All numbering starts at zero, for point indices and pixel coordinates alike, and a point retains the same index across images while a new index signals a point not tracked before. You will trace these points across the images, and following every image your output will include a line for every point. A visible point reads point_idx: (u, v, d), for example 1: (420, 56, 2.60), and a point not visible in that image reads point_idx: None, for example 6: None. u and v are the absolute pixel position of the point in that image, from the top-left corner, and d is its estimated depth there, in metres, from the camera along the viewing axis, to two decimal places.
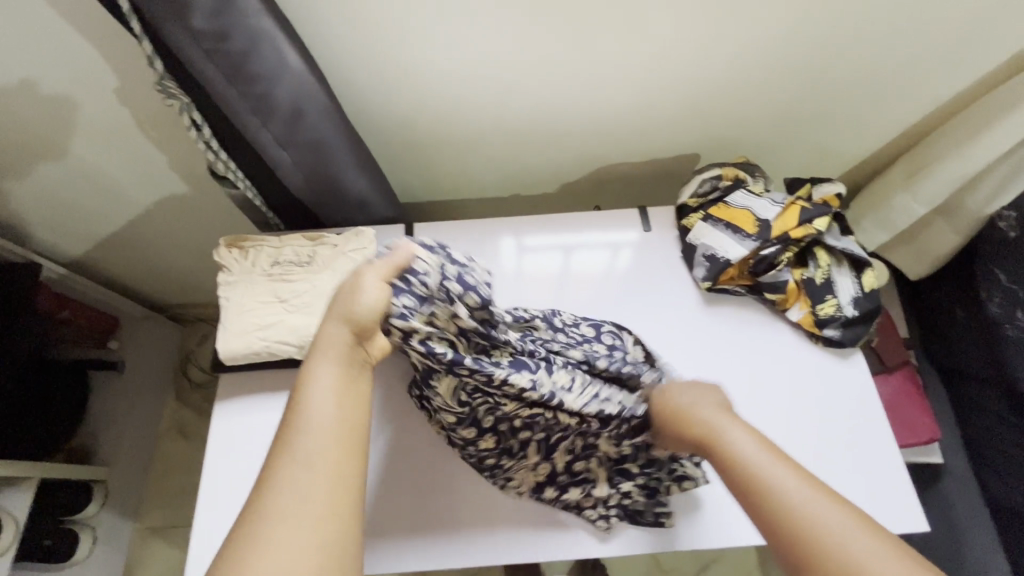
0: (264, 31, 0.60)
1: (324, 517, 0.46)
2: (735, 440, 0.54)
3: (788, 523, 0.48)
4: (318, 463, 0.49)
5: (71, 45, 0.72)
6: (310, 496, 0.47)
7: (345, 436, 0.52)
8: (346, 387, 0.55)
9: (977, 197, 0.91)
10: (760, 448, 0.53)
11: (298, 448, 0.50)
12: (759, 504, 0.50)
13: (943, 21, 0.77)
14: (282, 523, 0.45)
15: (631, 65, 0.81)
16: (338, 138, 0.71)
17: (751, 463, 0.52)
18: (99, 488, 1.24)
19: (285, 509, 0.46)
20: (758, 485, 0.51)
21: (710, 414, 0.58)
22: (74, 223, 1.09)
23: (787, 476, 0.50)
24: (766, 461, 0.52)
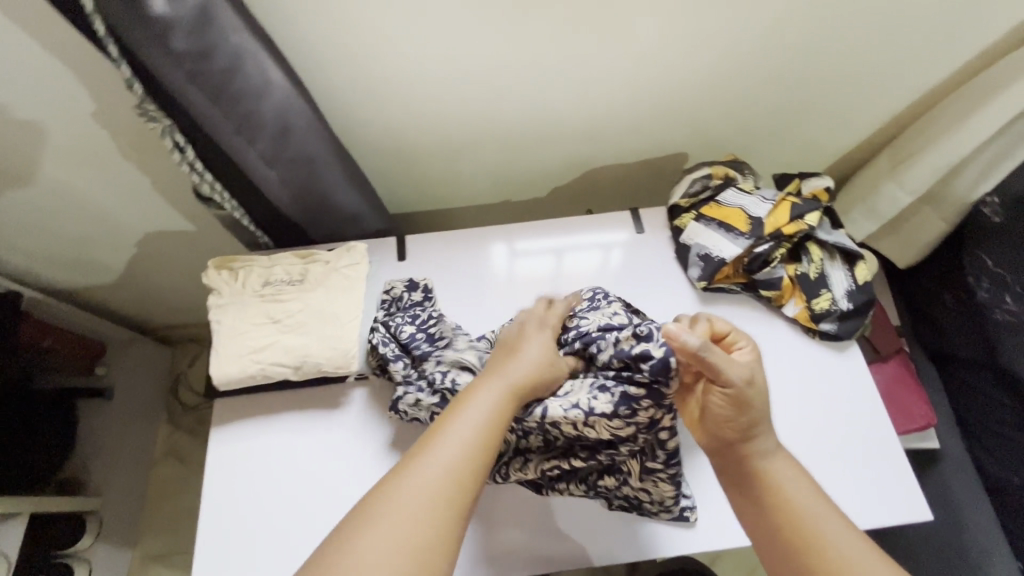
0: (246, 49, 0.59)
1: (449, 507, 0.46)
2: (788, 482, 0.56)
3: (832, 575, 0.50)
4: (464, 455, 0.49)
5: (46, 68, 0.70)
6: (448, 482, 0.47)
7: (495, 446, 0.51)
8: (505, 404, 0.55)
9: (962, 184, 0.93)
10: (811, 492, 0.55)
11: (451, 433, 0.50)
12: (797, 544, 0.53)
13: (922, 13, 0.78)
14: (411, 498, 0.46)
15: (618, 67, 0.81)
16: (325, 152, 0.70)
17: (801, 505, 0.54)
18: (92, 520, 1.21)
19: (421, 490, 0.46)
20: (801, 528, 0.53)
21: (771, 448, 0.58)
22: (52, 249, 1.06)
23: (831, 523, 0.53)
24: (819, 507, 0.54)
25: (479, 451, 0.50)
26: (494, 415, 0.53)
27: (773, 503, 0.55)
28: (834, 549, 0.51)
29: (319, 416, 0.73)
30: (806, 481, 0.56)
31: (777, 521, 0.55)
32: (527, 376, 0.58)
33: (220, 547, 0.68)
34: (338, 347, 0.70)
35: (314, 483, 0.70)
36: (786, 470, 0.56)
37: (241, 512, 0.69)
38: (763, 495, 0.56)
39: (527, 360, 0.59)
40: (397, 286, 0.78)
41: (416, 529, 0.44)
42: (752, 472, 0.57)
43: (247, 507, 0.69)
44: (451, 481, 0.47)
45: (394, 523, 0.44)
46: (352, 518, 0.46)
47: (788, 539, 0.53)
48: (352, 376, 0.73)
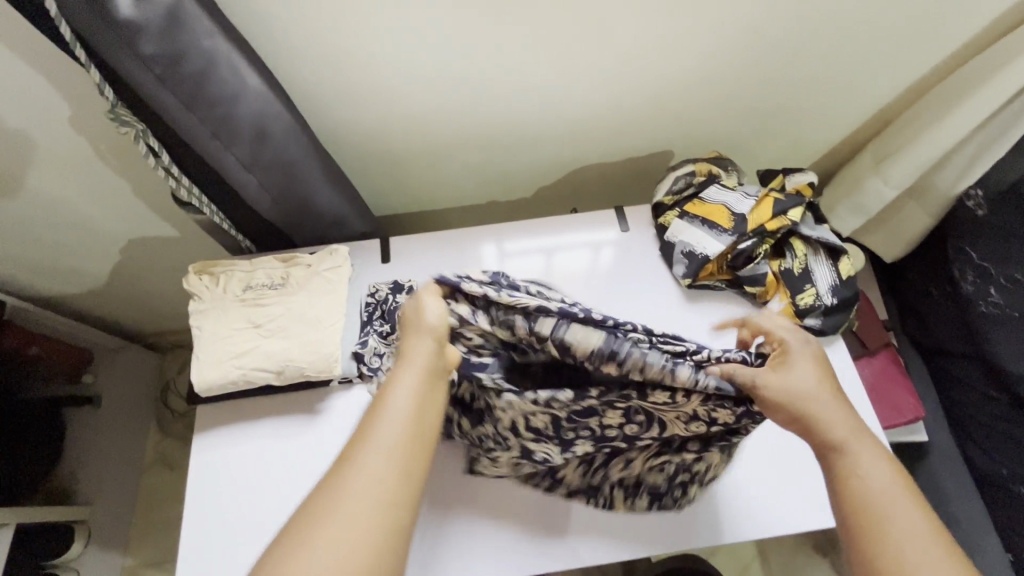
0: (219, 52, 0.58)
1: (391, 510, 0.45)
2: (867, 474, 0.51)
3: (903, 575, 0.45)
4: (392, 457, 0.48)
5: (22, 77, 0.70)
6: (381, 488, 0.46)
7: (424, 439, 0.50)
8: (425, 390, 0.53)
9: (945, 177, 0.93)
10: (892, 486, 0.50)
11: (374, 437, 0.49)
12: (870, 540, 0.48)
13: (899, 10, 0.79)
14: (349, 514, 0.44)
15: (599, 67, 0.81)
16: (305, 155, 0.70)
17: (878, 495, 0.49)
18: (81, 528, 1.21)
19: (355, 506, 0.45)
20: (876, 524, 0.48)
21: (846, 437, 0.52)
22: (35, 258, 1.05)
23: (911, 521, 0.48)
24: (896, 500, 0.49)
25: (406, 449, 0.49)
26: (411, 405, 0.51)
27: (847, 491, 0.50)
28: (910, 548, 0.46)
29: (305, 421, 0.72)
30: (889, 474, 0.51)
31: (847, 512, 0.50)
32: (433, 352, 0.55)
33: (203, 551, 0.67)
34: (321, 351, 0.69)
35: (299, 487, 0.69)
36: (867, 459, 0.51)
37: (226, 518, 0.68)
38: (836, 486, 0.51)
39: (428, 330, 0.55)
40: (382, 286, 0.78)
41: (358, 543, 0.43)
42: (827, 461, 0.53)
43: (229, 510, 0.69)
44: (384, 486, 0.46)
45: (333, 544, 0.42)
46: (284, 542, 0.43)
47: (855, 530, 0.49)
48: (336, 380, 0.72)
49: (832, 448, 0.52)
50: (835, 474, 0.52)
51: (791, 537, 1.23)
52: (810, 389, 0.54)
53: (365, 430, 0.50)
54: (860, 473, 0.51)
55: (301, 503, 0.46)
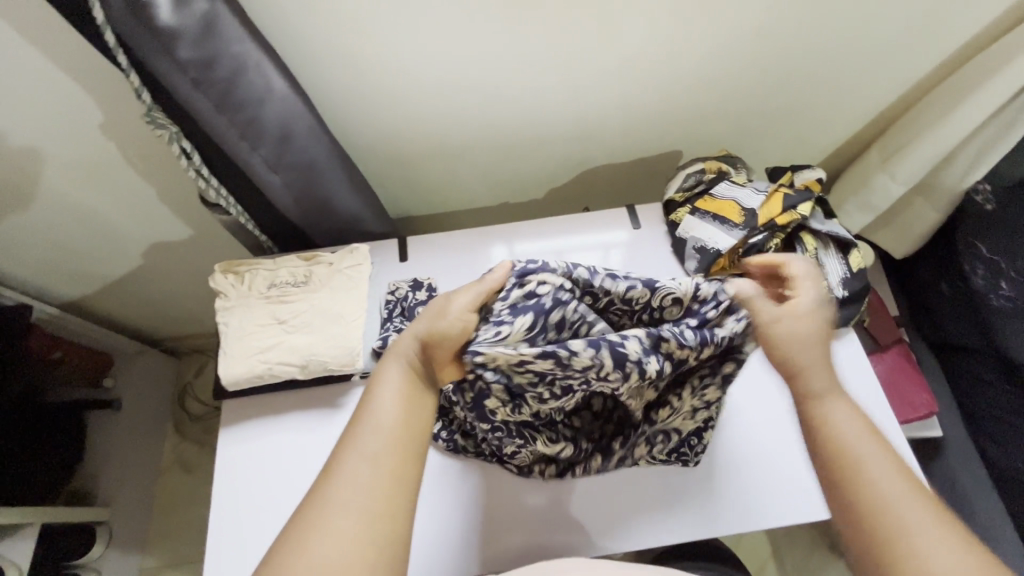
0: (249, 56, 0.61)
1: (380, 514, 0.45)
2: (836, 420, 0.52)
3: (868, 511, 0.47)
4: (378, 461, 0.47)
5: (61, 86, 0.73)
6: (368, 491, 0.46)
7: (413, 438, 0.50)
8: (412, 389, 0.53)
9: (952, 173, 0.94)
10: (859, 428, 0.51)
11: (360, 441, 0.48)
12: (838, 481, 0.50)
13: (902, 11, 0.81)
14: (339, 518, 0.44)
15: (609, 70, 0.83)
16: (327, 156, 0.72)
17: (846, 437, 0.51)
18: (102, 529, 1.23)
19: (343, 513, 0.45)
20: (845, 465, 0.50)
21: (821, 387, 0.54)
22: (62, 262, 1.08)
23: (880, 463, 0.49)
24: (867, 448, 0.50)
25: (393, 451, 0.48)
26: (398, 407, 0.51)
27: (818, 437, 0.52)
28: (876, 489, 0.48)
29: (327, 416, 0.74)
30: (857, 419, 0.52)
31: (820, 459, 0.52)
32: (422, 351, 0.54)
33: (228, 541, 0.69)
34: (343, 346, 0.71)
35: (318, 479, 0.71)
36: (837, 404, 0.53)
37: (251, 508, 0.70)
38: (810, 433, 0.53)
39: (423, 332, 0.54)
40: (403, 286, 0.81)
41: (349, 549, 0.43)
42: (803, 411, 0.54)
43: (251, 503, 0.70)
44: (372, 489, 0.46)
45: (327, 546, 0.43)
46: (286, 541, 0.44)
47: (828, 472, 0.51)
48: (357, 375, 0.74)
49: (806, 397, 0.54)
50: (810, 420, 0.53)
51: (806, 535, 1.23)
52: (803, 335, 0.55)
53: (351, 435, 0.49)
54: (831, 420, 0.52)
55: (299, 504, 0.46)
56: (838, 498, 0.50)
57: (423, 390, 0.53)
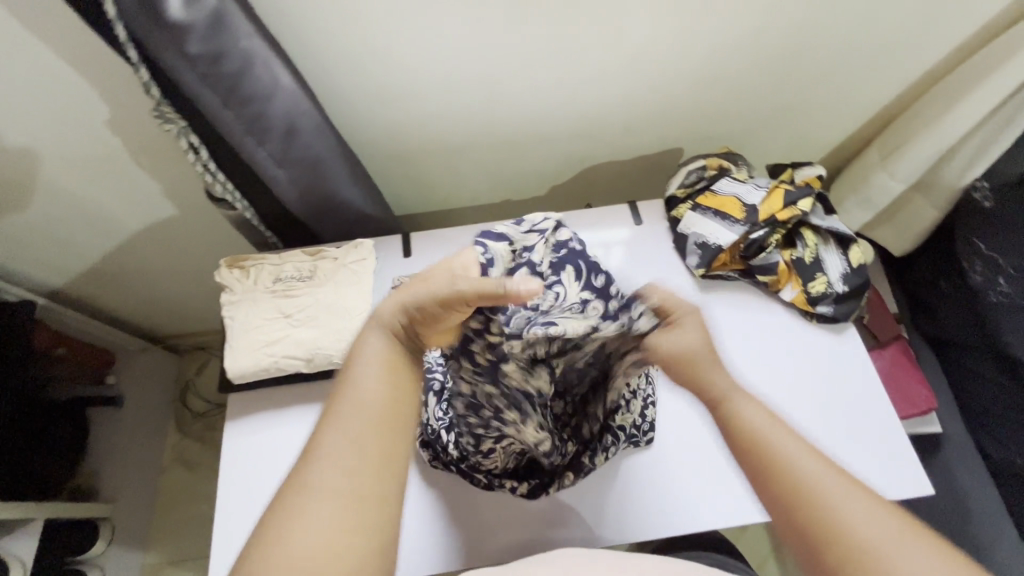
0: (255, 52, 0.62)
1: (369, 498, 0.41)
2: (747, 413, 0.46)
3: (807, 510, 0.41)
4: (365, 441, 0.43)
5: (69, 81, 0.74)
6: (355, 473, 0.42)
7: (401, 417, 0.45)
8: (399, 365, 0.47)
9: (951, 170, 0.95)
10: (774, 422, 0.45)
11: (342, 417, 0.44)
12: (768, 486, 0.43)
13: (902, 9, 0.81)
14: (324, 502, 0.40)
15: (613, 68, 0.84)
16: (331, 153, 0.73)
17: (766, 439, 0.44)
18: (105, 525, 1.23)
19: (326, 499, 0.40)
20: (770, 463, 0.43)
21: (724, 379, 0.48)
22: (67, 258, 1.08)
23: (804, 454, 0.43)
24: (784, 438, 0.44)
25: (381, 429, 0.44)
26: (383, 384, 0.46)
27: (740, 441, 0.46)
28: (808, 485, 0.42)
29: None
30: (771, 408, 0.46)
31: (743, 462, 0.45)
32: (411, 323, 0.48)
33: (236, 533, 0.70)
34: (349, 340, 0.72)
35: None
36: (746, 401, 0.46)
37: (257, 501, 0.71)
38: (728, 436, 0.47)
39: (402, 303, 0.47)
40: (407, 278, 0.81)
41: (337, 536, 0.39)
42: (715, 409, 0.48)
43: (255, 497, 0.71)
44: (359, 471, 0.42)
45: (313, 532, 0.39)
46: (267, 525, 0.40)
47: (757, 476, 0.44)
48: None
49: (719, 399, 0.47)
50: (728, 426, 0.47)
51: None
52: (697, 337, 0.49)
53: (333, 412, 0.44)
54: (747, 419, 0.46)
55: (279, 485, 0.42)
56: (775, 510, 0.43)
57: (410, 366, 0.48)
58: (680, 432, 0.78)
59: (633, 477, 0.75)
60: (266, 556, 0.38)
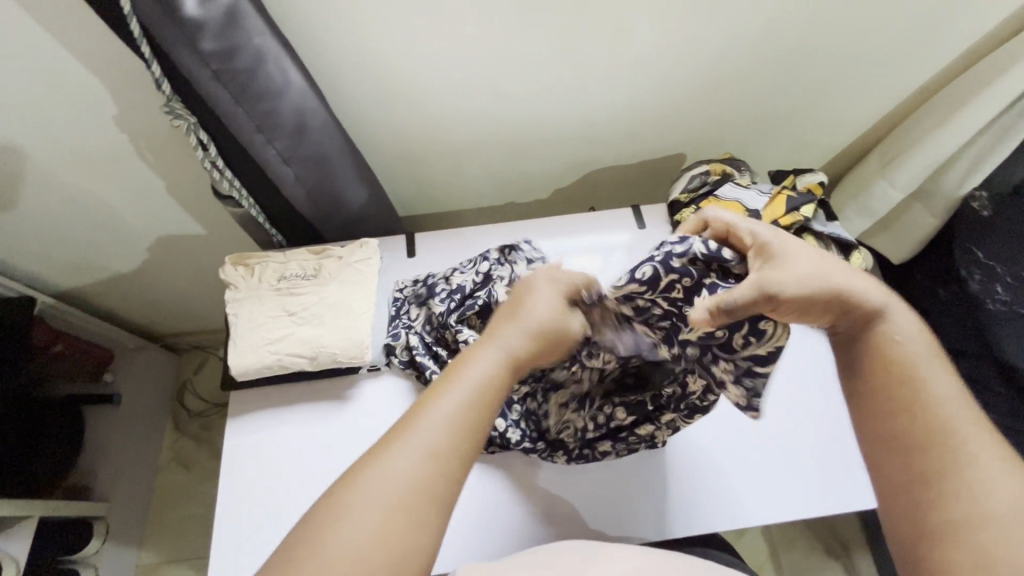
0: (268, 50, 0.62)
1: (439, 489, 0.41)
2: (902, 342, 0.49)
3: (932, 433, 0.46)
4: (448, 435, 0.42)
5: (78, 76, 0.74)
6: (434, 463, 0.41)
7: (481, 427, 0.44)
8: (498, 378, 0.47)
9: (950, 180, 0.96)
10: (923, 358, 0.48)
11: (442, 406, 0.43)
12: (898, 409, 0.47)
13: (904, 20, 0.83)
14: (392, 489, 0.40)
15: (619, 73, 0.85)
16: (338, 152, 0.74)
17: (914, 369, 0.48)
18: (99, 524, 1.21)
19: (392, 487, 0.40)
20: (907, 390, 0.47)
21: (885, 309, 0.50)
22: (67, 255, 1.08)
23: (946, 388, 0.47)
24: (935, 372, 0.48)
25: (464, 427, 0.43)
26: (486, 389, 0.46)
27: (877, 362, 0.49)
28: (937, 413, 0.46)
29: (334, 408, 0.76)
30: (923, 339, 0.49)
31: (881, 383, 0.49)
32: (527, 349, 0.49)
33: (236, 530, 0.71)
34: (352, 338, 0.72)
35: (323, 475, 0.73)
36: (900, 325, 0.49)
37: (259, 498, 0.72)
38: (872, 358, 0.49)
39: (531, 314, 0.51)
40: (436, 274, 0.81)
41: (390, 522, 0.39)
42: (871, 334, 0.50)
43: (258, 498, 0.72)
44: (437, 463, 0.42)
45: (380, 509, 0.39)
46: (323, 508, 0.40)
47: (891, 398, 0.48)
48: (365, 367, 0.76)
49: (869, 320, 0.50)
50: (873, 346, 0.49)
51: (803, 538, 1.24)
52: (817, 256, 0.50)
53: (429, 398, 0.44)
54: (896, 342, 0.49)
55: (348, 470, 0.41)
56: (894, 428, 0.47)
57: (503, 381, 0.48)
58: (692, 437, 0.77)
59: (633, 478, 0.76)
60: (318, 535, 0.38)
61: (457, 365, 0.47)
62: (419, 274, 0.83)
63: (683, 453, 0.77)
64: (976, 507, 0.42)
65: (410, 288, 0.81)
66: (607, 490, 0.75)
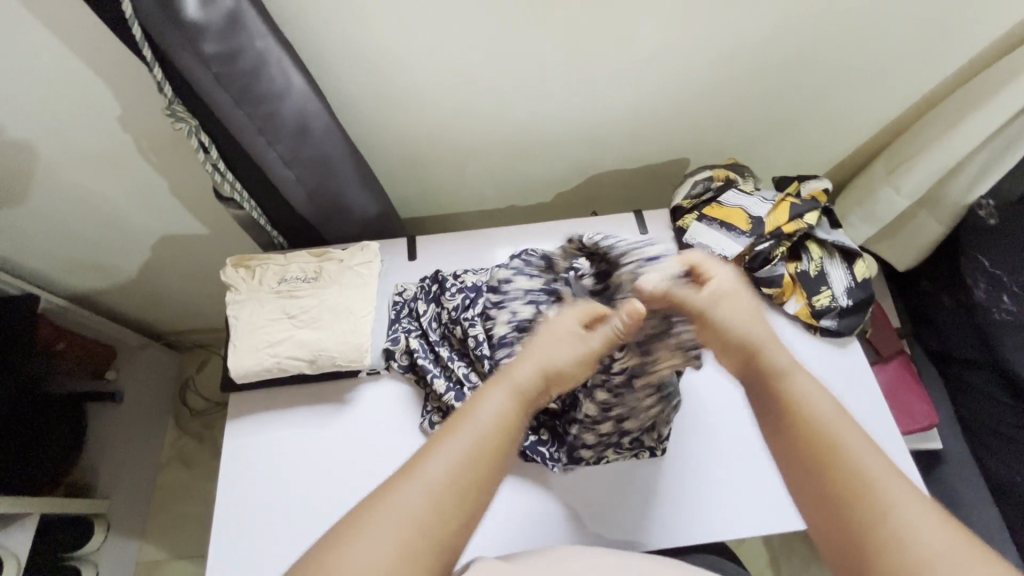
0: (269, 53, 0.62)
1: (439, 535, 0.40)
2: (805, 392, 0.48)
3: (851, 488, 0.42)
4: (457, 479, 0.42)
5: (82, 77, 0.74)
6: (439, 506, 0.41)
7: (490, 479, 0.44)
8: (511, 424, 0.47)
9: (956, 187, 0.95)
10: (832, 407, 0.47)
11: (451, 444, 0.44)
12: (816, 465, 0.44)
13: (911, 25, 0.82)
14: (393, 530, 0.39)
15: (622, 76, 0.84)
16: (340, 155, 0.73)
17: (821, 420, 0.46)
18: (100, 521, 1.21)
19: (391, 529, 0.39)
20: (820, 442, 0.45)
21: (783, 362, 0.51)
22: (70, 254, 1.09)
23: (860, 440, 0.45)
24: (842, 420, 0.46)
25: (474, 472, 0.43)
26: (496, 431, 0.45)
27: (789, 418, 0.47)
28: (854, 465, 0.43)
29: (337, 410, 0.76)
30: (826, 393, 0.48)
31: (794, 436, 0.47)
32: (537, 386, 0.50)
33: (237, 530, 0.71)
34: (352, 342, 0.72)
35: (322, 477, 0.73)
36: (804, 379, 0.49)
37: (260, 499, 0.72)
38: (783, 410, 0.48)
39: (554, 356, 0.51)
40: (446, 272, 0.82)
41: (383, 570, 0.38)
42: (772, 388, 0.50)
43: (259, 499, 0.72)
44: (442, 507, 0.41)
45: (376, 551, 0.38)
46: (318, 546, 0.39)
47: (808, 454, 0.45)
48: (364, 371, 0.76)
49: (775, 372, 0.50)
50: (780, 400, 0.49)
51: (803, 544, 1.23)
52: (749, 311, 0.54)
53: (440, 438, 0.44)
54: (803, 396, 0.48)
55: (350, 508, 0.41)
56: (814, 486, 0.44)
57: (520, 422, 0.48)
58: (692, 442, 0.77)
59: (637, 484, 0.75)
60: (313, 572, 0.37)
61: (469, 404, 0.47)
62: (423, 275, 0.84)
63: (682, 459, 0.76)
64: (912, 560, 0.38)
65: (419, 286, 0.81)
66: (611, 498, 0.74)
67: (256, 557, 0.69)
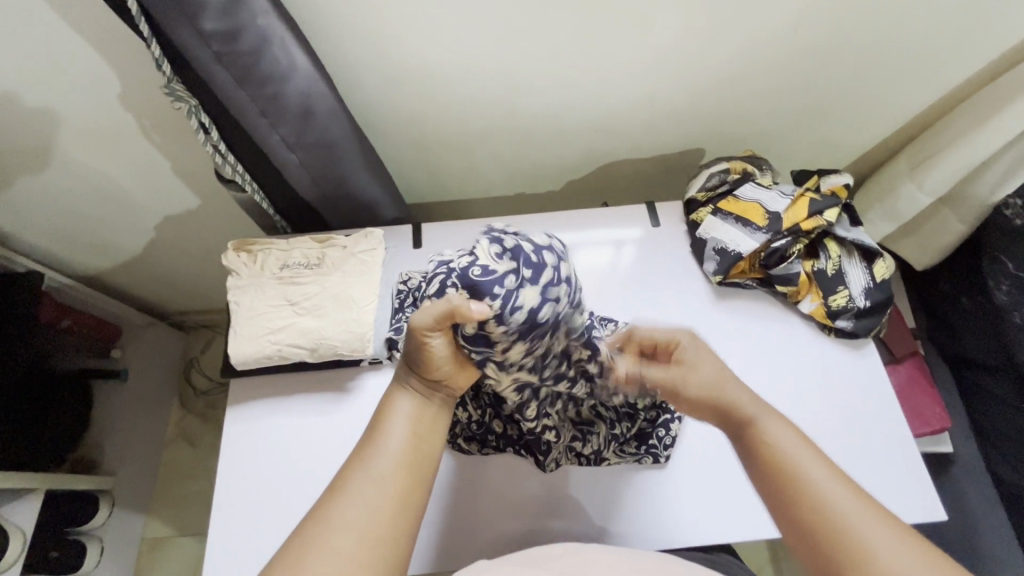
0: (272, 31, 0.60)
1: (388, 539, 0.41)
2: (772, 434, 0.47)
3: (830, 533, 0.41)
4: (384, 483, 0.43)
5: (79, 53, 0.72)
6: (377, 509, 0.42)
7: (416, 481, 0.45)
8: (423, 428, 0.48)
9: (982, 185, 0.91)
10: (799, 442, 0.46)
11: (369, 459, 0.44)
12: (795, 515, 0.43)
13: (947, 13, 0.77)
14: (340, 540, 0.40)
15: (639, 61, 0.81)
16: (345, 139, 0.71)
17: (791, 460, 0.44)
18: (106, 497, 1.22)
19: (334, 543, 0.40)
20: (793, 489, 0.43)
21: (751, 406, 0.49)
22: (75, 232, 1.08)
23: (829, 480, 0.43)
24: (809, 459, 0.44)
25: (401, 475, 0.44)
26: (409, 446, 0.46)
27: (761, 466, 0.46)
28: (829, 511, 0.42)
29: (339, 397, 0.75)
30: (796, 432, 0.47)
31: (768, 484, 0.45)
32: (428, 382, 0.49)
33: (236, 516, 0.71)
34: (354, 331, 0.71)
35: (321, 465, 0.72)
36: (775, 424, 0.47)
37: (258, 485, 0.72)
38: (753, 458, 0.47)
39: (416, 352, 0.48)
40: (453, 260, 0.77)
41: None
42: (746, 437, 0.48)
43: (257, 486, 0.72)
44: (381, 512, 0.42)
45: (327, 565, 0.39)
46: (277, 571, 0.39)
47: (786, 502, 0.44)
48: (367, 360, 0.74)
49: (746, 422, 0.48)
50: (749, 443, 0.48)
51: None
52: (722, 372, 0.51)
53: (360, 452, 0.45)
54: (771, 441, 0.46)
55: (293, 534, 0.41)
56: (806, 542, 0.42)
57: (437, 420, 0.49)
58: (701, 442, 0.75)
59: (641, 483, 0.74)
60: None
61: (378, 422, 0.47)
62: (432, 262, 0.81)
63: (684, 458, 0.75)
64: None
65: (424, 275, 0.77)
66: (616, 495, 0.73)
67: (253, 543, 0.69)
